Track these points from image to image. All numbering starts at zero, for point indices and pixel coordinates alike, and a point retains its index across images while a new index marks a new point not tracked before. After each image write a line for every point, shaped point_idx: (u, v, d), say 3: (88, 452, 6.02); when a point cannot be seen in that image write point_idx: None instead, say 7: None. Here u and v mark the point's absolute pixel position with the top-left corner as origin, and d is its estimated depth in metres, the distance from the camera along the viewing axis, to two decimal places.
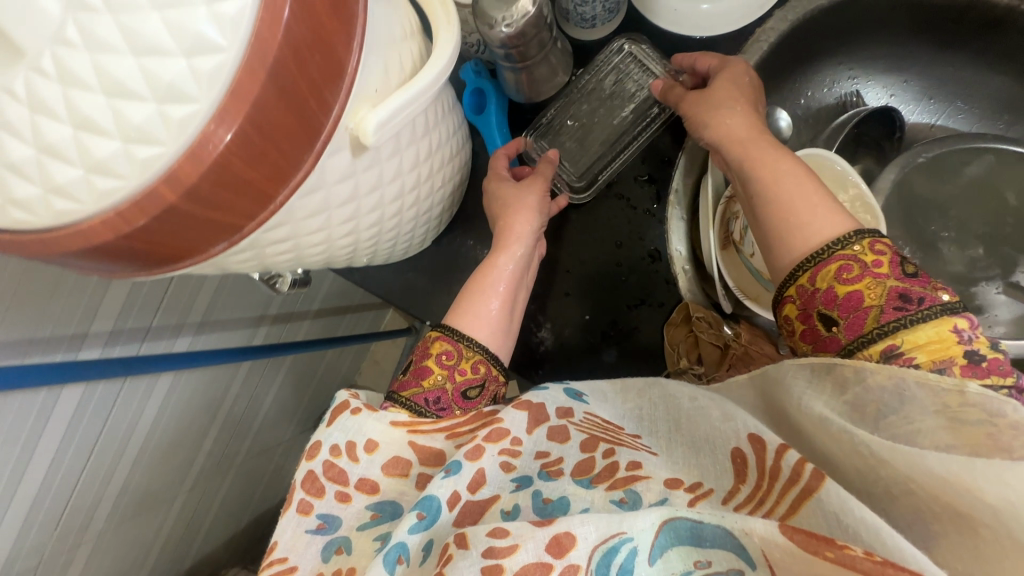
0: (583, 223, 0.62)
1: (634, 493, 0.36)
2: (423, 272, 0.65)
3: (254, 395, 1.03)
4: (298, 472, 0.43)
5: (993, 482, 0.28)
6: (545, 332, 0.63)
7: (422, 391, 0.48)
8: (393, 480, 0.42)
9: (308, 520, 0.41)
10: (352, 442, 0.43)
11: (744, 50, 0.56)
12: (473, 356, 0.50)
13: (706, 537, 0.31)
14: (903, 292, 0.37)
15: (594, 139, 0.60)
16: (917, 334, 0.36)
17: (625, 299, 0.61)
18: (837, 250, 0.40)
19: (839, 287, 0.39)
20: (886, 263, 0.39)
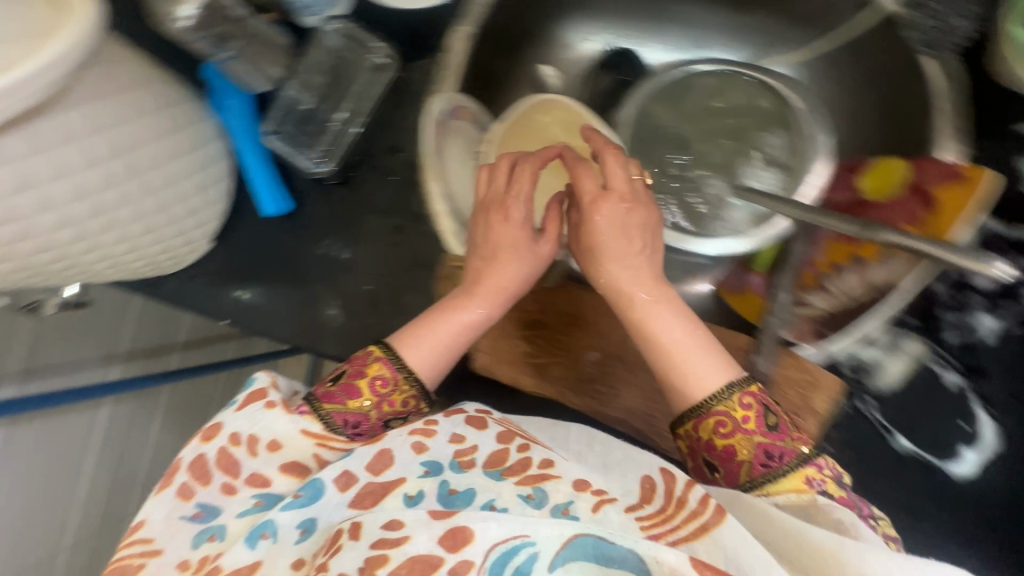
0: (350, 200, 0.61)
1: (541, 491, 0.39)
2: (205, 274, 0.63)
3: (130, 439, 1.00)
4: (190, 451, 0.42)
5: (857, 560, 0.33)
6: (335, 311, 0.61)
7: (344, 411, 0.46)
8: (288, 481, 0.42)
9: (185, 506, 0.41)
10: (255, 435, 0.43)
11: (462, 16, 0.59)
12: (407, 389, 0.49)
13: (613, 558, 0.35)
14: (766, 447, 0.44)
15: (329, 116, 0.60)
16: (779, 485, 0.42)
17: (401, 261, 0.61)
18: (714, 406, 0.44)
19: (719, 439, 0.44)
20: (751, 417, 0.44)
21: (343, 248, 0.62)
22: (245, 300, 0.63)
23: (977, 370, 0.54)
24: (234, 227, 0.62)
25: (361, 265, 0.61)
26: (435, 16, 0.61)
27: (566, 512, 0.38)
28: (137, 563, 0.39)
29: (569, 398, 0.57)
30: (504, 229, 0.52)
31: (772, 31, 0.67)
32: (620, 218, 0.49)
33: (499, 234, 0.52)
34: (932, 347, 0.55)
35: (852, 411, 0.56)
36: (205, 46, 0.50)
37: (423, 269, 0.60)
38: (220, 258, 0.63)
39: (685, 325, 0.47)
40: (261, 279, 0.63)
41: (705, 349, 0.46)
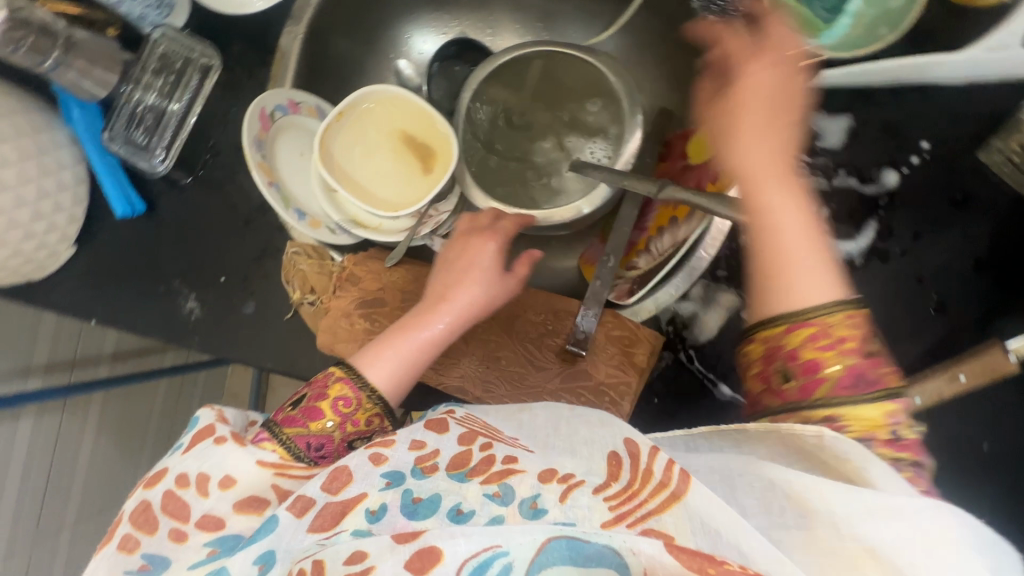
0: (200, 196, 0.65)
1: (507, 487, 0.37)
2: (70, 278, 0.66)
3: (62, 450, 1.04)
4: (132, 503, 0.42)
5: (839, 492, 0.33)
6: (193, 302, 0.65)
7: (306, 433, 0.48)
8: (241, 520, 0.41)
9: (130, 559, 0.39)
10: (204, 475, 0.43)
11: (292, 17, 0.63)
12: (371, 408, 0.50)
13: (589, 555, 0.32)
14: (860, 371, 0.41)
15: (165, 116, 0.62)
16: (857, 411, 0.40)
17: (250, 252, 0.64)
18: (817, 315, 0.42)
19: (807, 350, 0.42)
20: (852, 338, 0.42)
21: (197, 241, 0.65)
22: (110, 297, 0.66)
23: None
24: (97, 232, 0.66)
25: (213, 257, 0.65)
26: (269, 20, 0.65)
27: (533, 506, 0.36)
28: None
29: None
30: (479, 250, 0.57)
31: (601, 14, 0.71)
32: (767, 79, 0.49)
33: (460, 262, 0.56)
34: (744, 297, 0.58)
35: (675, 363, 0.59)
36: (30, 61, 0.54)
37: (270, 257, 0.64)
38: (85, 262, 0.66)
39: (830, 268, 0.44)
40: (125, 279, 0.66)
41: (827, 263, 0.45)
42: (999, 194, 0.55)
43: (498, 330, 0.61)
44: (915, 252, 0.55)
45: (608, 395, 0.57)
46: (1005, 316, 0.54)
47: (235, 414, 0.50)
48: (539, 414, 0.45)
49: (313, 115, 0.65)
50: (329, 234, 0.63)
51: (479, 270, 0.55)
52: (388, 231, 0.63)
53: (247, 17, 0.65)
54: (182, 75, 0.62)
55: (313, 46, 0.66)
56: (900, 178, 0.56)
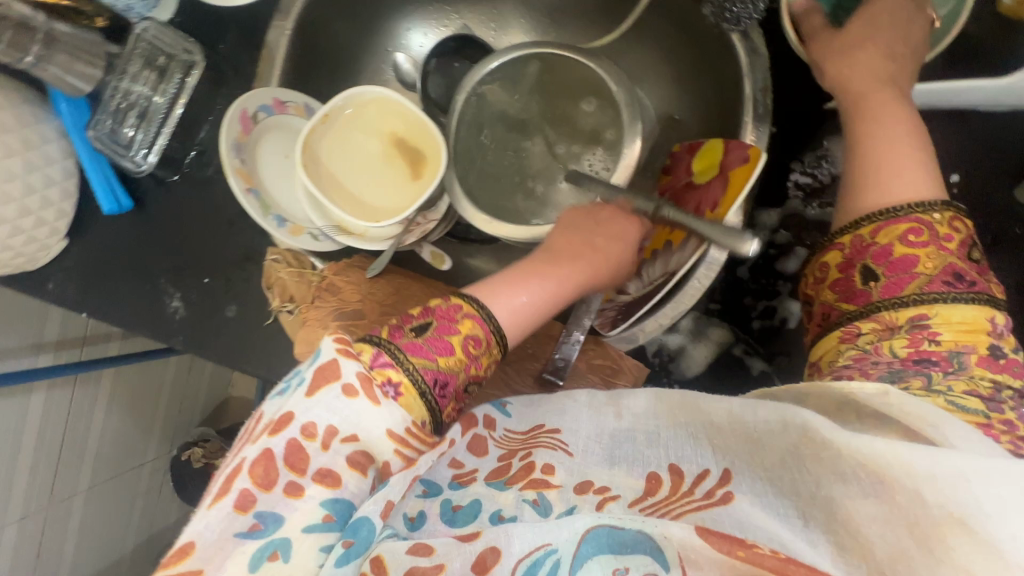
0: (186, 195, 0.64)
1: (545, 499, 0.41)
2: (62, 271, 0.67)
3: (76, 421, 1.09)
4: (252, 450, 0.36)
5: (924, 459, 0.30)
6: (178, 301, 0.65)
7: (435, 369, 0.42)
8: (356, 481, 0.37)
9: (243, 519, 0.34)
10: (332, 428, 0.37)
11: (280, 11, 0.61)
12: (497, 352, 0.45)
13: (627, 543, 0.34)
14: (957, 270, 0.41)
15: (152, 112, 0.61)
16: (956, 310, 0.40)
17: (233, 254, 0.63)
18: (916, 212, 0.42)
19: (900, 246, 0.42)
20: (954, 241, 0.41)
21: (183, 240, 0.65)
22: (100, 292, 0.67)
23: (782, 355, 0.53)
24: (87, 226, 0.66)
25: (199, 257, 0.64)
26: (257, 14, 0.62)
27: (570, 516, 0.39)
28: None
29: None
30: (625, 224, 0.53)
31: (609, 11, 0.66)
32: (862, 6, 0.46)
33: (605, 226, 0.53)
34: (737, 333, 0.54)
35: None
36: (10, 57, 0.52)
37: (253, 261, 0.63)
38: (76, 256, 0.67)
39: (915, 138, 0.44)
40: (114, 274, 0.66)
41: (899, 137, 0.44)
42: None
43: None
44: None
45: None
46: None
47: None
48: (571, 411, 0.47)
49: (302, 114, 0.63)
50: (312, 240, 0.62)
51: (613, 242, 0.52)
52: (371, 238, 0.61)
53: (236, 10, 0.62)
54: (167, 69, 0.61)
55: (302, 42, 0.63)
56: None
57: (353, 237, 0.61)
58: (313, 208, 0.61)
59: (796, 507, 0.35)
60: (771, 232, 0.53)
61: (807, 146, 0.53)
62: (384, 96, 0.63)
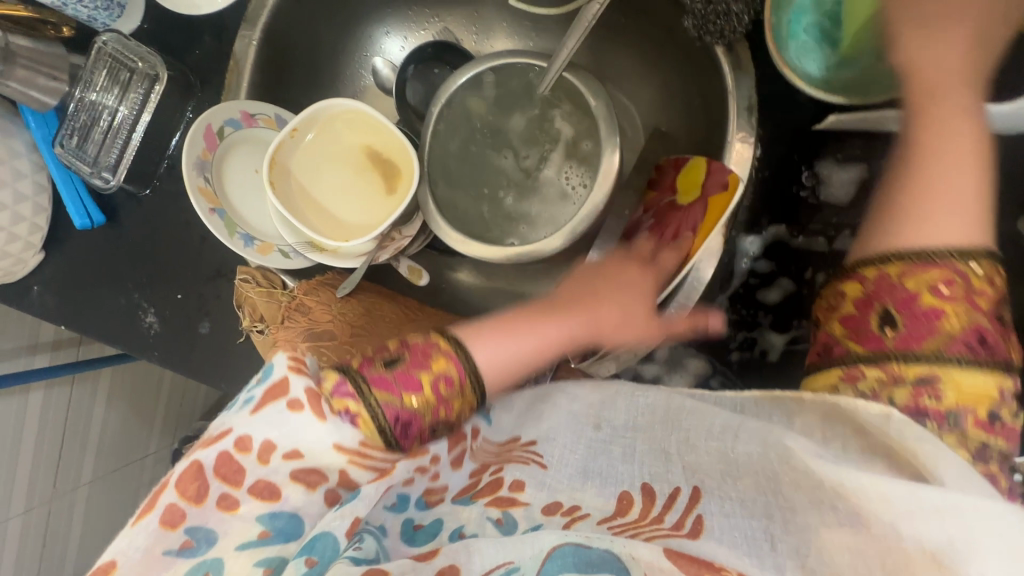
0: (158, 210, 0.63)
1: (510, 517, 0.37)
2: (40, 283, 0.67)
3: (75, 417, 1.11)
4: (182, 463, 0.33)
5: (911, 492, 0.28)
6: (153, 317, 0.64)
7: (397, 406, 0.38)
8: (296, 492, 0.34)
9: (173, 536, 0.32)
10: (270, 442, 0.34)
11: (246, 19, 0.58)
12: (471, 396, 0.41)
13: (593, 562, 0.32)
14: (982, 333, 0.36)
15: (116, 126, 0.59)
16: (967, 375, 0.36)
17: (204, 270, 0.62)
18: (951, 260, 0.37)
19: (928, 295, 0.37)
20: (979, 302, 0.37)
21: (156, 255, 0.64)
22: (78, 306, 0.67)
23: (760, 390, 0.51)
24: (62, 239, 0.66)
25: (171, 272, 0.63)
26: (224, 22, 0.60)
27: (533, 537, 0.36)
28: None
29: None
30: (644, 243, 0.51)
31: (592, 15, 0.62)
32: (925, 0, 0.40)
33: (615, 288, 0.49)
34: (715, 364, 0.52)
35: None
36: None
37: (224, 278, 0.62)
38: (53, 267, 0.66)
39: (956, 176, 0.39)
40: (91, 288, 0.66)
41: (953, 164, 0.39)
42: None
43: None
44: None
45: None
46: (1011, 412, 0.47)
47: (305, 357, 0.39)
48: (551, 417, 0.43)
49: (272, 126, 0.61)
50: (283, 258, 0.61)
51: (621, 300, 0.48)
52: (343, 256, 0.60)
53: (203, 18, 0.60)
54: (131, 82, 0.58)
55: (272, 50, 0.60)
56: None
57: (324, 254, 0.60)
58: (283, 225, 0.59)
59: (765, 528, 0.32)
60: (752, 260, 0.50)
61: (798, 169, 0.49)
62: (357, 109, 0.60)
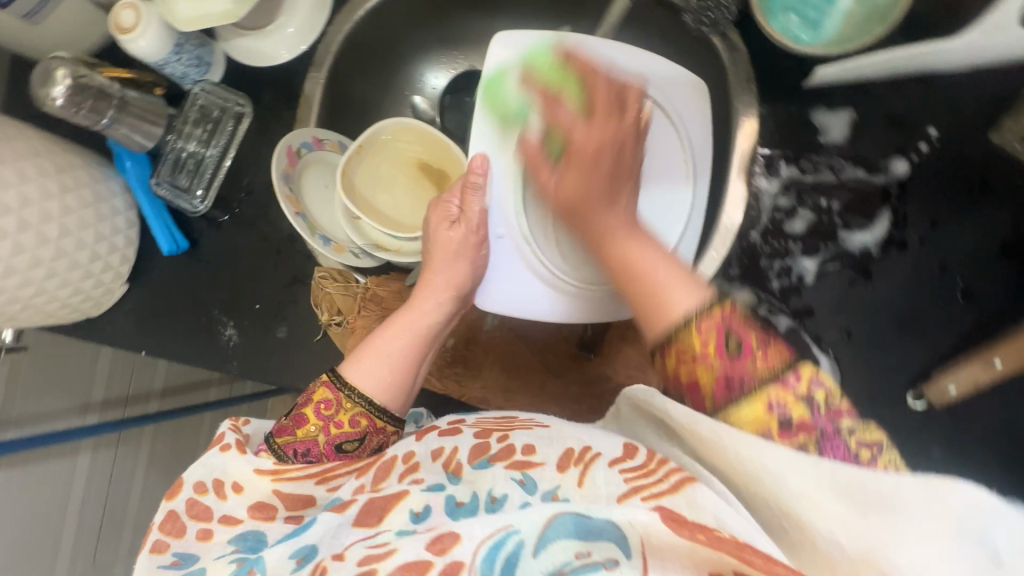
0: (236, 232, 0.70)
1: (530, 476, 0.41)
2: (125, 314, 0.73)
3: (115, 484, 1.09)
4: (158, 514, 0.44)
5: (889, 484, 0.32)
6: (232, 330, 0.69)
7: (294, 441, 0.50)
8: (256, 521, 0.44)
9: (163, 557, 0.42)
10: (219, 481, 0.46)
11: (315, 65, 0.69)
12: (352, 409, 0.51)
13: (593, 530, 0.33)
14: (727, 359, 0.39)
15: (206, 161, 0.68)
16: (737, 410, 0.38)
17: (281, 279, 0.68)
18: (679, 331, 0.40)
19: (692, 336, 0.40)
20: (711, 342, 0.39)
21: (235, 272, 0.70)
22: (159, 330, 0.71)
23: (804, 310, 0.57)
24: (147, 271, 0.72)
25: (249, 287, 0.69)
26: (294, 69, 0.71)
27: (555, 497, 0.38)
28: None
29: (431, 383, 0.62)
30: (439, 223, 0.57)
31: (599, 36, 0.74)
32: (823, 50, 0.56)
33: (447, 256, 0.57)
34: (758, 294, 0.58)
35: None
36: (88, 120, 0.60)
37: (300, 284, 0.68)
38: (136, 297, 0.72)
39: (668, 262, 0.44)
40: (172, 312, 0.72)
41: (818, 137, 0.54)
42: (1015, 174, 0.53)
43: (514, 341, 0.62)
44: (931, 240, 0.55)
45: None
46: None
47: (255, 426, 0.53)
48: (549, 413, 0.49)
49: (336, 150, 0.70)
50: (354, 258, 0.67)
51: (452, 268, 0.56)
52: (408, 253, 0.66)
53: (275, 69, 0.71)
54: (219, 122, 0.68)
55: (333, 89, 0.72)
56: (910, 166, 0.55)
57: (390, 252, 0.66)
58: (348, 225, 0.66)
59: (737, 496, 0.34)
60: (774, 198, 0.58)
61: (797, 119, 0.58)
62: (412, 127, 0.69)
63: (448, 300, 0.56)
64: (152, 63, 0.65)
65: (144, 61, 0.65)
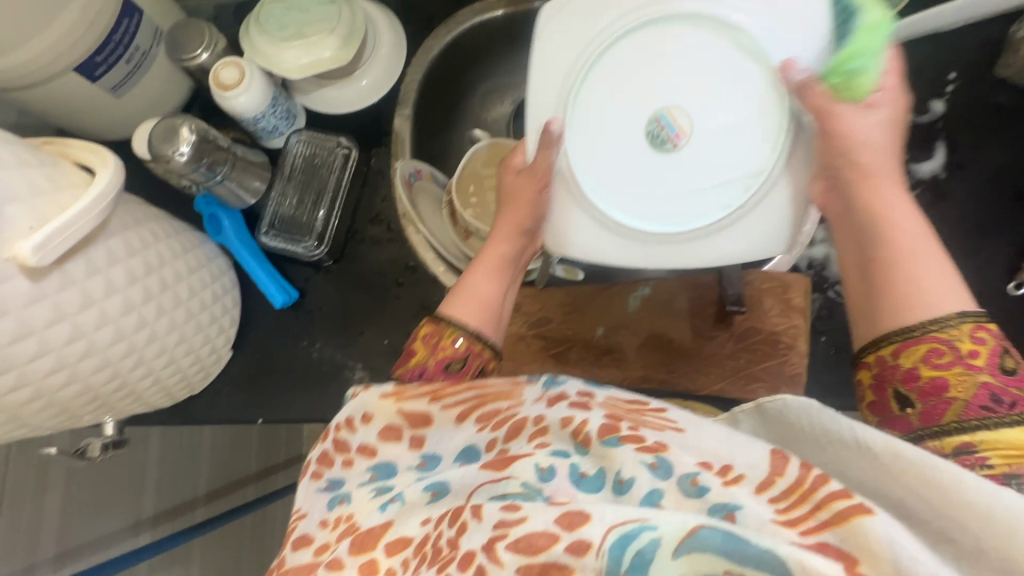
0: (346, 272, 0.69)
1: (664, 459, 0.33)
2: (232, 383, 0.67)
3: None
4: (313, 450, 0.43)
5: None
6: (361, 372, 0.67)
7: (408, 369, 0.47)
8: (389, 446, 0.42)
9: (319, 482, 0.42)
10: (349, 415, 0.42)
11: (401, 103, 0.72)
12: (454, 333, 0.48)
13: (740, 554, 0.29)
14: (994, 391, 0.36)
15: (308, 205, 0.67)
16: (996, 436, 0.34)
17: (406, 309, 0.68)
18: (932, 330, 0.38)
19: (926, 369, 0.38)
20: (984, 355, 0.37)
21: (353, 312, 0.68)
22: (275, 390, 0.67)
23: None
24: (251, 332, 0.68)
25: (372, 324, 0.67)
26: (378, 112, 0.73)
27: (693, 484, 0.32)
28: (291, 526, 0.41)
29: (592, 373, 0.63)
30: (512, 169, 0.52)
31: None
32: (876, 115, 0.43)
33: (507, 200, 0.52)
34: None
35: (828, 301, 0.65)
36: (202, 176, 0.59)
37: (427, 309, 0.68)
38: (244, 363, 0.67)
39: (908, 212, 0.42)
40: (287, 369, 0.67)
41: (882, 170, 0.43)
42: (1022, 96, 0.67)
43: (662, 315, 0.64)
44: (979, 157, 0.66)
45: (782, 341, 0.62)
46: None
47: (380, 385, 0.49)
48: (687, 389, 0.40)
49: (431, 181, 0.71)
50: None
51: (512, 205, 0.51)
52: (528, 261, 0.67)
53: (357, 114, 0.73)
54: (320, 166, 0.68)
55: (417, 125, 0.74)
56: (945, 104, 0.67)
57: None
58: (464, 242, 0.67)
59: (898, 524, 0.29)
60: None
61: None
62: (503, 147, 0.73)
63: (521, 237, 0.52)
64: (250, 119, 0.65)
65: (239, 118, 0.65)
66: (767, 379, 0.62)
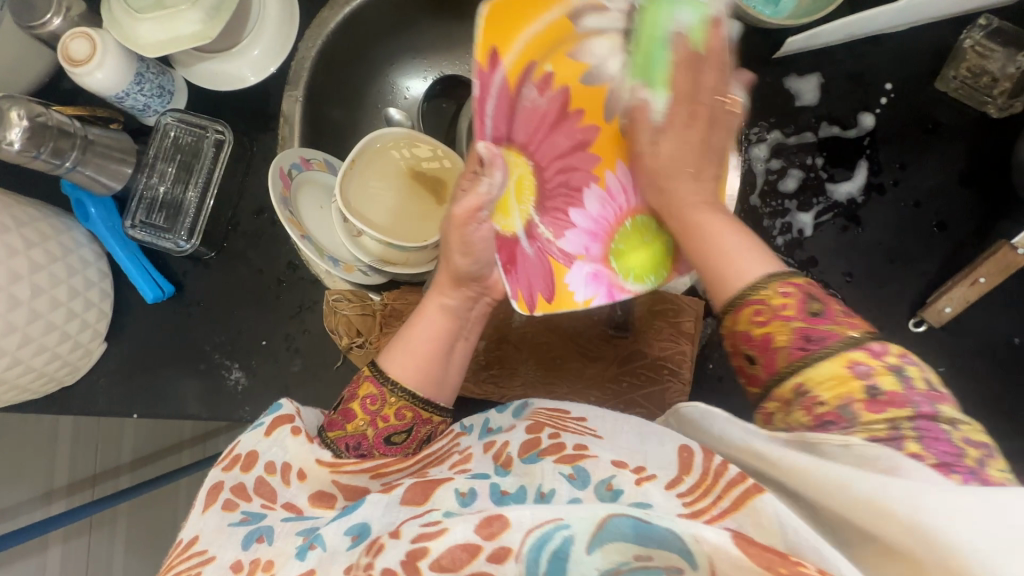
0: (224, 267, 0.65)
1: (581, 470, 0.37)
2: (106, 376, 0.65)
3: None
4: (230, 479, 0.44)
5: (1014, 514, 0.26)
6: (238, 372, 0.65)
7: (346, 435, 0.49)
8: (319, 511, 0.43)
9: (231, 515, 0.42)
10: (287, 464, 0.45)
11: (290, 82, 0.66)
12: (396, 402, 0.50)
13: (652, 538, 0.30)
14: (807, 333, 0.37)
15: (183, 193, 0.63)
16: (816, 372, 0.36)
17: (286, 310, 0.65)
18: (750, 295, 0.39)
19: (755, 328, 0.38)
20: (791, 304, 0.38)
21: (231, 309, 0.65)
22: (149, 384, 0.65)
23: (810, 261, 0.61)
24: (125, 324, 0.66)
25: (251, 324, 0.65)
26: (267, 90, 0.67)
27: (608, 488, 0.35)
28: (194, 571, 0.39)
29: (469, 388, 0.62)
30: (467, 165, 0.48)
31: None
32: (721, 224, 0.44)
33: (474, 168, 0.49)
34: (767, 252, 0.62)
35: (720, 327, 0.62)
36: (48, 164, 0.55)
37: (308, 310, 0.65)
38: (118, 356, 0.65)
39: (739, 232, 0.43)
40: (161, 364, 0.65)
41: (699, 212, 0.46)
42: (962, 113, 0.60)
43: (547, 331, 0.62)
44: (905, 180, 0.61)
45: (666, 367, 0.60)
46: (999, 217, 0.59)
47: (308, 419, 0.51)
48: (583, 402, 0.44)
49: (324, 169, 0.66)
50: (362, 276, 0.65)
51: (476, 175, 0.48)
52: (414, 265, 0.63)
53: (243, 92, 0.67)
54: (196, 152, 0.64)
55: (312, 107, 0.68)
56: (876, 118, 0.61)
57: (397, 266, 0.64)
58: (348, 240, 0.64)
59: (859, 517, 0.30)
60: (766, 163, 0.62)
61: (773, 87, 0.63)
62: (391, 135, 0.66)
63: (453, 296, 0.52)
64: (112, 97, 0.60)
65: (100, 95, 0.60)
66: (642, 406, 0.60)
